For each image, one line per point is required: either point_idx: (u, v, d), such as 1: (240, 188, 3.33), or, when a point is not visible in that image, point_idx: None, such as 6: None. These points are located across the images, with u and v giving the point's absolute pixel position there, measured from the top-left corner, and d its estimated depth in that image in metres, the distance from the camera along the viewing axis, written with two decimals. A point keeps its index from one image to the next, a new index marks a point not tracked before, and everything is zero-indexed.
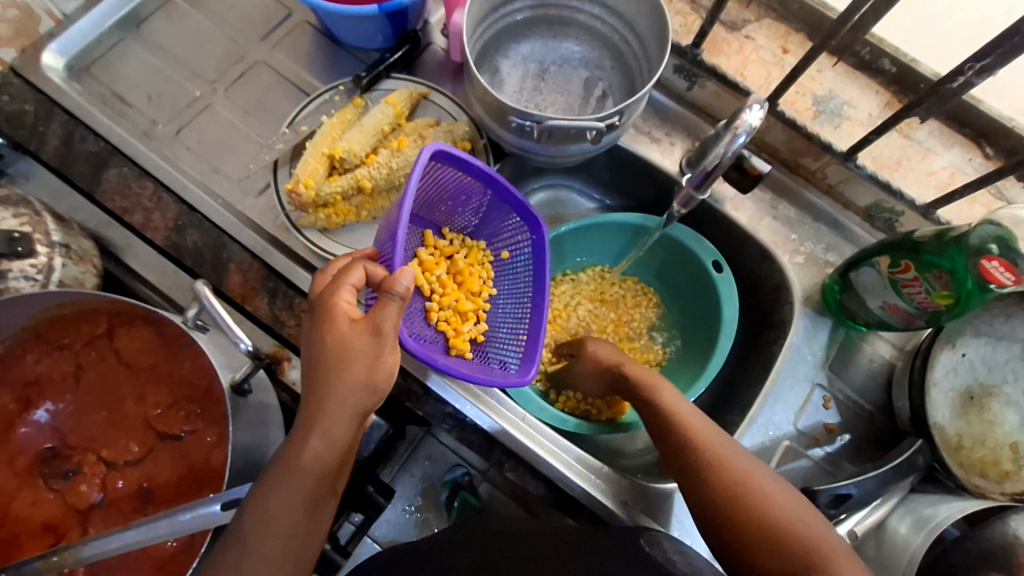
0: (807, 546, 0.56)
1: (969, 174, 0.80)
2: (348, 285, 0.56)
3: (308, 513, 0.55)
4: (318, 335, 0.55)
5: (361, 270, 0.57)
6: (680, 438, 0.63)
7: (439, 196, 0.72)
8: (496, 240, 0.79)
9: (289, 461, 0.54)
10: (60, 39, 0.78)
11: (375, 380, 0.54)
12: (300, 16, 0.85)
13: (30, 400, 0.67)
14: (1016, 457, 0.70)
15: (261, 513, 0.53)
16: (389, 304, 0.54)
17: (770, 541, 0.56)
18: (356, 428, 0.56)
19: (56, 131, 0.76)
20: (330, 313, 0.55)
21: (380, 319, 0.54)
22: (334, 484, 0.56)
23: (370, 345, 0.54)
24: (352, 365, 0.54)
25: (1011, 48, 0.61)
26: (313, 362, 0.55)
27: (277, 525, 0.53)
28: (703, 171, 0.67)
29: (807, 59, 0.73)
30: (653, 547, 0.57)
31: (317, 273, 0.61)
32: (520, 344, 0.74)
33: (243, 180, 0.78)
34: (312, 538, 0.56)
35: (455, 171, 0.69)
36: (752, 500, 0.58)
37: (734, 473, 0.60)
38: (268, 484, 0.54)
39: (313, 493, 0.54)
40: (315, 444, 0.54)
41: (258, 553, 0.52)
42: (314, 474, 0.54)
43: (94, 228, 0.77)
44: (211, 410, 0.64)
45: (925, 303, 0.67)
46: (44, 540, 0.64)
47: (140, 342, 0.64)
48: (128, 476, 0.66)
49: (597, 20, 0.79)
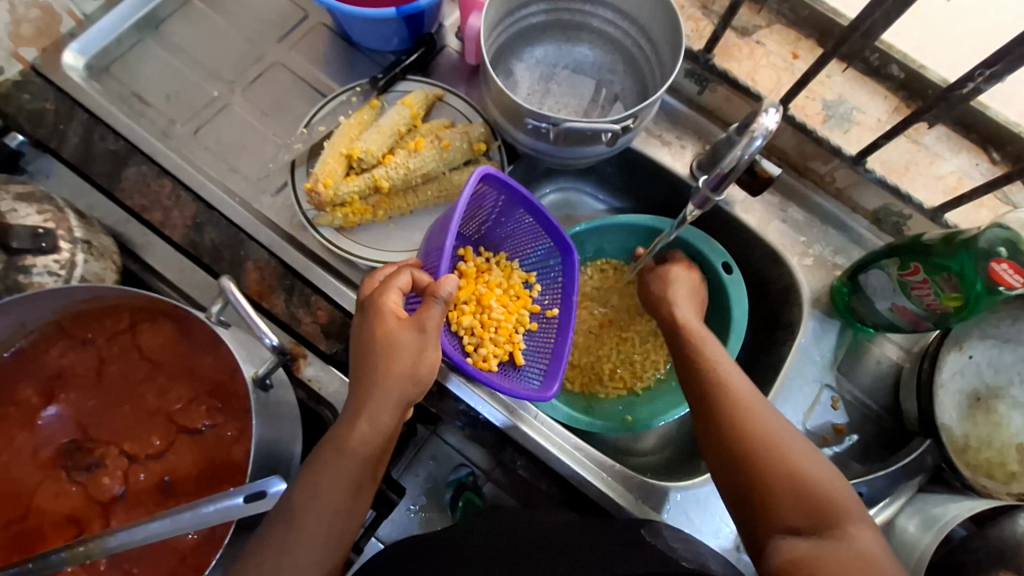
0: (830, 504, 0.55)
1: (976, 179, 0.81)
2: (395, 287, 0.58)
3: (352, 494, 0.56)
4: (365, 331, 0.57)
5: (408, 275, 0.60)
6: (712, 389, 0.64)
7: (480, 214, 0.74)
8: (526, 258, 0.81)
9: (338, 443, 0.55)
10: (80, 39, 0.79)
11: (419, 372, 0.57)
12: (315, 18, 0.86)
13: (53, 393, 0.67)
14: (1022, 458, 0.71)
15: (309, 492, 0.55)
16: (433, 306, 0.57)
17: (794, 494, 0.56)
18: (398, 416, 0.57)
19: (76, 130, 0.77)
20: (378, 311, 0.57)
21: (425, 318, 0.57)
22: (376, 467, 0.57)
23: (415, 341, 0.57)
24: (398, 356, 0.56)
25: (1021, 56, 0.62)
26: (359, 355, 0.57)
27: (324, 502, 0.54)
28: (719, 173, 0.67)
29: (818, 65, 0.75)
30: (656, 537, 0.59)
31: (365, 277, 0.64)
32: (544, 366, 0.74)
33: (261, 180, 0.79)
34: (352, 519, 0.57)
35: (496, 190, 0.71)
36: (779, 452, 0.58)
37: (762, 426, 0.60)
38: (318, 466, 0.55)
39: (358, 475, 0.56)
40: (362, 428, 0.55)
41: (305, 531, 0.54)
42: (361, 457, 0.55)
43: (112, 225, 0.77)
44: (232, 405, 0.66)
45: (934, 305, 0.68)
46: (66, 531, 0.64)
47: (162, 338, 0.66)
48: (150, 469, 0.66)
49: (610, 24, 0.81)
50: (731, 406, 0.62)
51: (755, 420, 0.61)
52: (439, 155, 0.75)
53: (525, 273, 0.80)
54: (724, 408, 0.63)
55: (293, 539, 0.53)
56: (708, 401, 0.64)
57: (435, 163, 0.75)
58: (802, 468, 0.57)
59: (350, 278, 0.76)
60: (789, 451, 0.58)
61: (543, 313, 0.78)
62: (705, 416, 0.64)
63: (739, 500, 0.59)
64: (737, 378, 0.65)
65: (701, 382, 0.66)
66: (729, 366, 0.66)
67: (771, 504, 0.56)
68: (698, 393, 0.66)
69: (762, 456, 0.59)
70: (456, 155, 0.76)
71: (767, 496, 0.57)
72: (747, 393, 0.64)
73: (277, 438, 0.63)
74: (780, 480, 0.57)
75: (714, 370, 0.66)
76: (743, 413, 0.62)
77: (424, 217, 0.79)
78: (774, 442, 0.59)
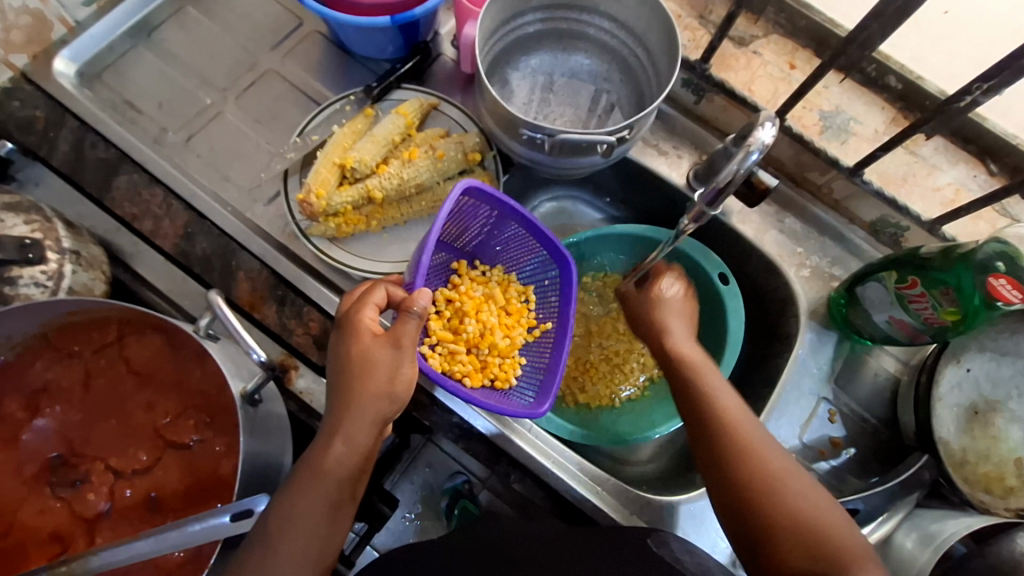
0: (850, 561, 0.52)
1: (974, 191, 0.80)
2: (371, 303, 0.58)
3: (329, 516, 0.55)
4: (342, 348, 0.57)
5: (383, 291, 0.59)
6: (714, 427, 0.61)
7: (470, 229, 0.74)
8: (525, 274, 0.80)
9: (315, 464, 0.55)
10: (72, 46, 0.79)
11: (396, 390, 0.55)
12: (311, 25, 0.85)
13: (38, 406, 0.66)
14: (1021, 472, 0.70)
15: (287, 516, 0.53)
16: (409, 321, 0.56)
17: (802, 543, 0.53)
18: (376, 435, 0.56)
19: (66, 138, 0.76)
20: (355, 328, 0.56)
21: (400, 334, 0.56)
22: (355, 487, 0.56)
23: (390, 356, 0.55)
24: (373, 374, 0.55)
25: (1019, 69, 0.61)
26: (336, 373, 0.57)
27: (302, 526, 0.53)
28: (714, 188, 0.66)
29: (815, 75, 0.74)
30: (661, 547, 0.58)
31: (345, 293, 0.63)
32: (539, 380, 0.73)
33: (253, 189, 0.78)
34: (332, 539, 0.55)
35: (479, 203, 0.70)
36: (786, 500, 0.56)
37: (769, 472, 0.57)
38: (293, 489, 0.54)
39: (336, 496, 0.55)
40: (338, 449, 0.54)
41: (283, 553, 0.53)
42: (337, 477, 0.54)
43: (102, 234, 0.77)
44: (221, 419, 0.65)
45: (932, 319, 0.67)
46: (49, 549, 0.64)
47: (150, 350, 0.64)
48: (136, 486, 0.66)
49: (606, 33, 0.80)
50: (732, 451, 0.59)
51: (760, 465, 0.58)
52: (433, 165, 0.75)
53: (522, 287, 0.79)
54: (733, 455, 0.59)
55: (270, 564, 0.52)
56: (718, 441, 0.60)
57: (429, 174, 0.75)
58: (809, 515, 0.54)
59: (342, 288, 0.75)
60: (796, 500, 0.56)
61: (539, 327, 0.77)
62: (715, 461, 0.60)
63: (744, 547, 0.57)
64: (740, 414, 0.62)
65: (698, 419, 0.63)
66: (731, 403, 0.62)
67: (770, 541, 0.54)
68: (696, 429, 0.63)
69: (765, 503, 0.56)
70: (450, 166, 0.76)
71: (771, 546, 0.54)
72: (747, 431, 0.60)
73: (264, 452, 0.62)
74: (786, 527, 0.54)
75: (712, 406, 0.62)
76: (745, 456, 0.58)
77: (418, 227, 0.78)
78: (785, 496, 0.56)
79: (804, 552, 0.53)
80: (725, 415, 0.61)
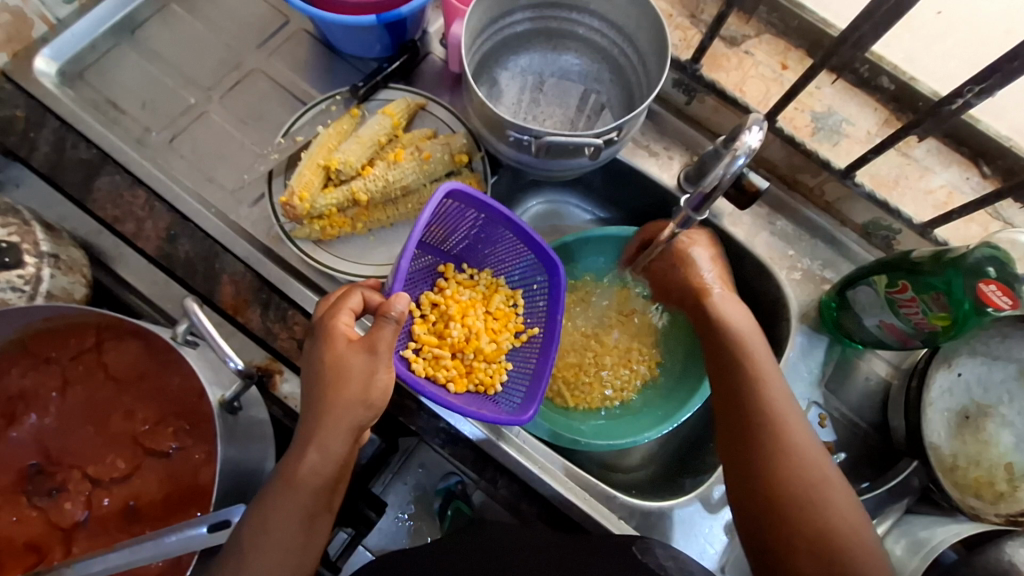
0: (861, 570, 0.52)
1: (967, 193, 0.79)
2: (347, 308, 0.57)
3: (305, 526, 0.54)
4: (316, 355, 0.56)
5: (359, 295, 0.58)
6: (756, 412, 0.61)
7: (455, 232, 0.74)
8: (514, 276, 0.79)
9: (289, 473, 0.54)
10: (53, 44, 0.77)
11: (371, 397, 0.55)
12: (297, 23, 0.84)
13: (16, 414, 0.66)
14: (1011, 478, 0.69)
15: (262, 527, 0.53)
16: (385, 326, 0.54)
17: (816, 544, 0.54)
18: (351, 443, 0.56)
19: (46, 138, 0.74)
20: (328, 335, 0.55)
21: (376, 339, 0.55)
22: (331, 496, 0.56)
23: (365, 362, 0.54)
24: (347, 382, 0.54)
25: (1012, 71, 0.61)
26: (310, 380, 0.56)
27: (276, 537, 0.53)
28: (701, 193, 0.64)
29: (807, 77, 0.73)
30: (647, 554, 0.57)
31: (321, 297, 0.62)
32: (525, 386, 0.72)
33: (237, 191, 0.77)
34: (310, 549, 0.55)
35: (464, 206, 0.68)
36: (811, 499, 0.56)
37: (803, 469, 0.57)
38: (269, 499, 0.54)
39: (312, 506, 0.54)
40: (312, 458, 0.54)
41: (255, 566, 0.52)
42: (312, 487, 0.54)
43: (85, 236, 0.76)
44: (201, 427, 0.64)
45: (922, 324, 0.67)
46: (26, 559, 0.63)
47: (128, 357, 0.63)
48: (114, 494, 0.65)
49: (597, 33, 0.79)
50: (770, 441, 0.59)
51: (796, 461, 0.58)
52: (419, 167, 0.74)
53: (510, 290, 0.78)
54: (767, 441, 0.59)
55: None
56: (756, 426, 0.60)
57: (415, 176, 0.74)
58: (838, 532, 0.54)
59: (327, 290, 0.73)
60: (823, 503, 0.56)
61: (526, 332, 0.76)
62: (748, 446, 0.60)
63: (756, 543, 0.57)
64: (784, 410, 0.61)
65: (741, 407, 0.62)
66: (777, 391, 0.62)
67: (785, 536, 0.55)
68: (737, 419, 0.62)
69: (792, 503, 0.56)
70: (437, 168, 0.75)
71: (787, 542, 0.55)
72: (793, 430, 0.59)
73: (242, 459, 0.61)
74: (807, 529, 0.55)
75: (760, 395, 0.61)
76: (785, 459, 0.58)
77: (404, 229, 0.77)
78: (812, 494, 0.56)
79: (818, 554, 0.54)
80: (771, 406, 0.61)
